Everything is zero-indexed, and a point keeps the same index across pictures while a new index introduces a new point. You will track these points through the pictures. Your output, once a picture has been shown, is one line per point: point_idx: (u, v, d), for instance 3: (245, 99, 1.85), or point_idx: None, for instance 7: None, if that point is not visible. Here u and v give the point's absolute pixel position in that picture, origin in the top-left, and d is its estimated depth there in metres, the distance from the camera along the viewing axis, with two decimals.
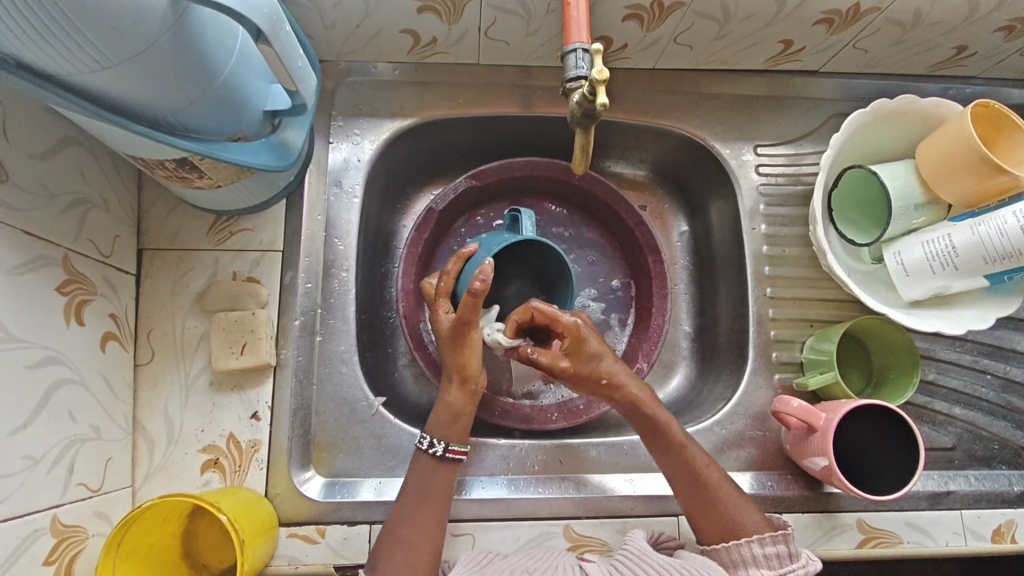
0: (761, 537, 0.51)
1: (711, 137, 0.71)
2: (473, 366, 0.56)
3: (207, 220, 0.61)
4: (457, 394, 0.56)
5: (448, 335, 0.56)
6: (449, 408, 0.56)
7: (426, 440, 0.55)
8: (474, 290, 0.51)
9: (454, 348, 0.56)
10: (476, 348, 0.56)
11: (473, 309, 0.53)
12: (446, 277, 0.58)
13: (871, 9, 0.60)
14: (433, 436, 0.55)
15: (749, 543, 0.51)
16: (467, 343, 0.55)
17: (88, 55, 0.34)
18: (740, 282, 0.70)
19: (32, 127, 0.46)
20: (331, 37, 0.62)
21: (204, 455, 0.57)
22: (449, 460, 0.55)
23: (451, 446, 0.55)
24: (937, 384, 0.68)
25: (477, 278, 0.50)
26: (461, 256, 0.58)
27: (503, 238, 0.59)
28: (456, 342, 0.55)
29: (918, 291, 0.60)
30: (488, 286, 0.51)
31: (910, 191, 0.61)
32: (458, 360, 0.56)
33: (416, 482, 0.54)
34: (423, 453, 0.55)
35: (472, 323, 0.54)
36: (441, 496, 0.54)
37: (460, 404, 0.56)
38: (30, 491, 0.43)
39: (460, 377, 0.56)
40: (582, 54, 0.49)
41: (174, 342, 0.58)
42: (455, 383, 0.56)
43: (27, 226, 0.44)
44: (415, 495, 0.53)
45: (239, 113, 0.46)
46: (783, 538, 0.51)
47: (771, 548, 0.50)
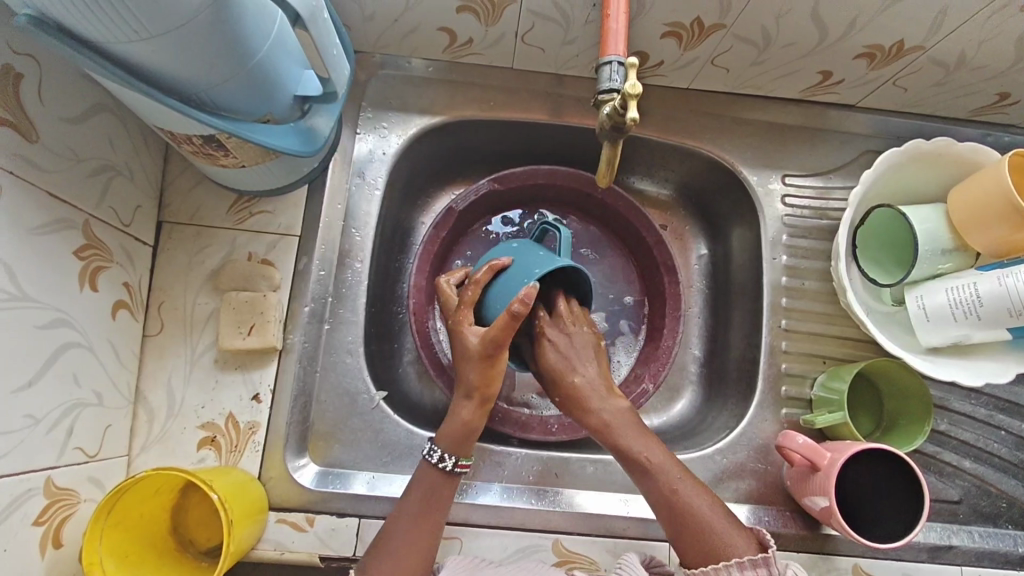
0: (739, 562, 0.47)
1: (739, 162, 0.71)
2: (495, 384, 0.53)
3: (228, 199, 0.61)
4: (474, 411, 0.54)
5: (476, 353, 0.52)
6: (464, 425, 0.54)
7: (435, 454, 0.53)
8: (512, 312, 0.48)
9: (478, 366, 0.52)
10: (501, 365, 0.53)
11: (512, 331, 0.50)
12: (474, 287, 0.55)
13: (913, 48, 0.59)
14: (443, 451, 0.53)
15: (728, 569, 0.47)
16: (495, 362, 0.52)
17: (127, 26, 0.35)
18: (756, 311, 0.69)
19: (66, 90, 0.46)
20: (369, 29, 0.62)
21: (202, 431, 0.57)
22: (455, 475, 0.54)
23: (460, 462, 0.54)
24: (948, 436, 0.66)
25: (520, 301, 0.48)
26: (492, 269, 0.55)
27: (538, 254, 0.56)
28: (483, 359, 0.52)
29: (938, 338, 0.59)
30: (528, 309, 0.48)
31: (939, 236, 0.60)
32: (482, 379, 0.53)
33: (418, 488, 0.53)
34: (429, 465, 0.53)
35: (505, 344, 0.51)
36: (441, 504, 0.53)
37: (476, 422, 0.54)
38: (28, 450, 0.43)
39: (480, 395, 0.54)
40: (618, 67, 0.48)
41: (183, 316, 0.59)
42: (473, 401, 0.54)
43: (53, 188, 0.45)
44: (415, 499, 0.53)
45: (271, 98, 0.47)
46: (764, 563, 0.47)
47: (750, 573, 0.47)
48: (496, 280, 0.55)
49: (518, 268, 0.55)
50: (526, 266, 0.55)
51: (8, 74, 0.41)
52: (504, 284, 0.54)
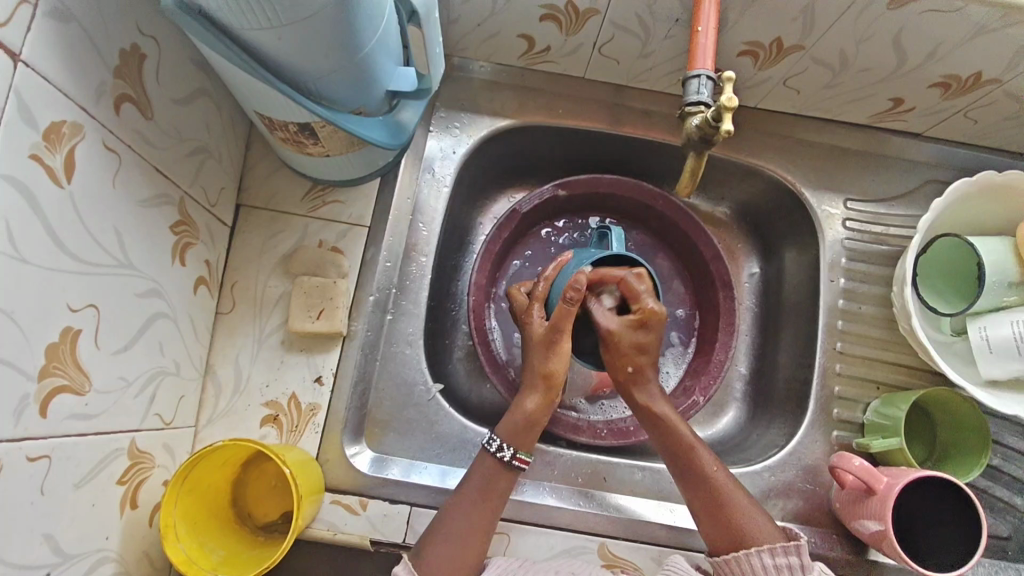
0: (771, 548, 0.50)
1: (801, 183, 0.71)
2: (559, 376, 0.57)
3: (304, 187, 0.63)
4: (536, 402, 0.57)
5: (540, 341, 0.57)
6: (526, 416, 0.56)
7: (495, 443, 0.55)
8: (567, 297, 0.54)
9: (545, 355, 0.57)
10: (565, 357, 0.57)
11: (569, 317, 0.55)
12: (542, 282, 0.60)
13: (991, 81, 0.60)
14: (501, 440, 0.55)
15: (759, 553, 0.51)
16: (558, 352, 0.56)
17: (264, 15, 0.36)
18: (809, 332, 0.69)
19: (178, 72, 0.48)
20: (451, 32, 0.64)
21: (266, 409, 0.59)
22: (512, 467, 0.55)
23: (518, 455, 0.55)
24: (1000, 471, 0.66)
25: (572, 287, 0.54)
26: (558, 264, 0.60)
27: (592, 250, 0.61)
28: (548, 347, 0.56)
29: (999, 370, 0.59)
30: (581, 295, 0.54)
31: (1006, 268, 0.60)
32: (546, 366, 0.57)
33: (475, 479, 0.54)
34: (488, 454, 0.55)
35: (566, 330, 0.56)
36: (498, 496, 0.54)
37: (536, 416, 0.56)
38: (119, 412, 0.45)
39: (545, 385, 0.57)
40: (706, 80, 0.49)
41: (254, 296, 0.61)
42: (538, 391, 0.57)
43: (159, 163, 0.47)
44: (471, 490, 0.54)
45: (367, 90, 0.48)
46: (795, 549, 0.50)
47: (781, 559, 0.50)
48: (561, 275, 0.60)
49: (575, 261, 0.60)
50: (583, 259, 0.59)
51: (135, 52, 0.43)
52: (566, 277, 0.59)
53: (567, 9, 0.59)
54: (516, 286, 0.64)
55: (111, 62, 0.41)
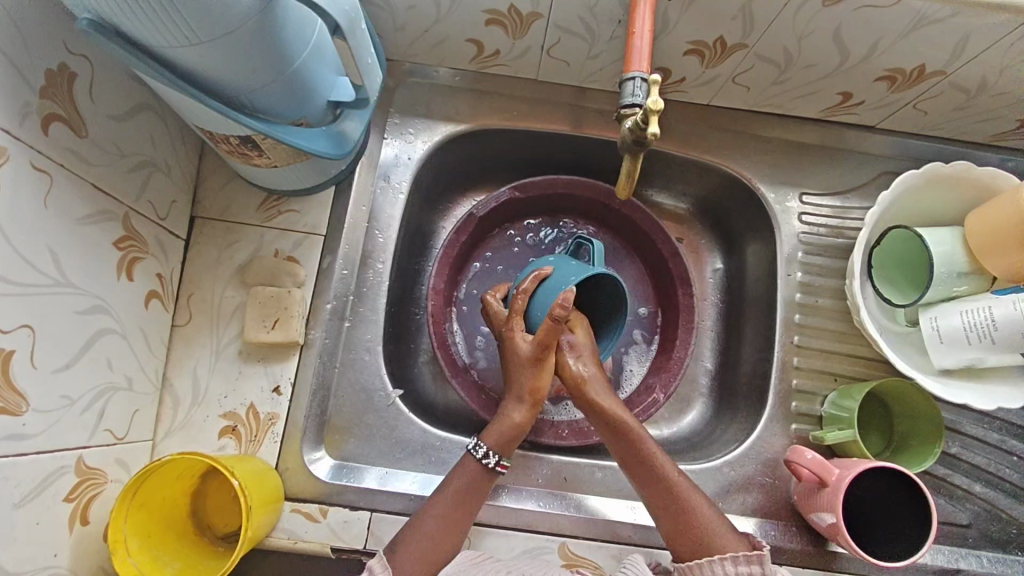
0: (732, 556, 0.51)
1: (757, 178, 0.71)
2: (545, 388, 0.57)
3: (258, 197, 0.64)
4: (525, 414, 0.57)
5: (525, 358, 0.56)
6: (514, 427, 0.56)
7: (480, 449, 0.55)
8: (554, 315, 0.52)
9: (531, 370, 0.56)
10: (551, 370, 0.57)
11: (555, 334, 0.54)
12: (521, 296, 0.58)
13: (935, 73, 0.60)
14: (487, 447, 0.55)
15: (720, 561, 0.51)
16: (545, 367, 0.56)
17: (180, 32, 0.37)
18: (768, 326, 0.70)
19: (115, 89, 0.49)
20: (400, 38, 0.64)
21: (223, 420, 0.59)
22: (493, 473, 0.55)
23: (501, 461, 0.55)
24: (959, 459, 0.66)
25: (560, 304, 0.51)
26: (537, 278, 0.57)
27: (574, 265, 0.58)
28: (535, 363, 0.56)
29: (951, 360, 0.59)
30: (567, 311, 0.51)
31: (955, 259, 0.60)
32: (534, 382, 0.56)
33: (458, 482, 0.54)
34: (472, 458, 0.55)
35: (552, 346, 0.54)
36: (477, 500, 0.54)
37: (523, 425, 0.56)
38: (62, 429, 0.45)
39: (531, 398, 0.57)
40: (641, 82, 0.49)
41: (211, 308, 0.61)
42: (525, 404, 0.57)
43: (97, 180, 0.47)
44: (453, 493, 0.54)
45: (305, 101, 0.49)
46: (757, 560, 0.50)
47: (743, 567, 0.50)
48: (541, 289, 0.57)
49: (557, 277, 0.57)
50: (564, 277, 0.57)
51: (64, 72, 0.43)
52: (548, 293, 0.57)
53: (510, 14, 0.59)
54: (488, 293, 0.63)
55: (37, 82, 0.41)
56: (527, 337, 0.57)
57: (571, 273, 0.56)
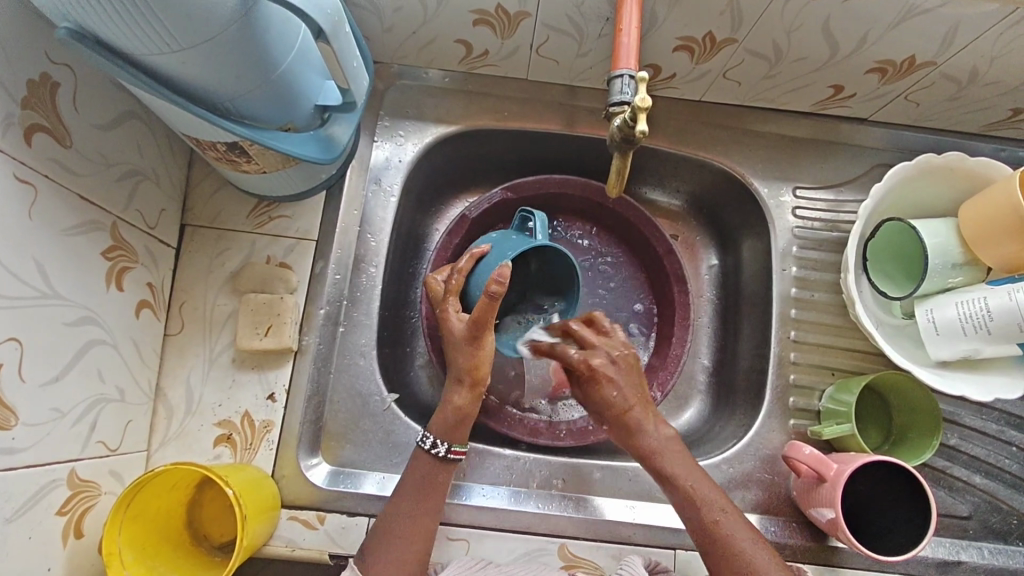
0: None
1: (750, 173, 0.71)
2: (484, 369, 0.55)
3: (249, 204, 0.63)
4: (465, 396, 0.55)
5: (461, 338, 0.54)
6: (455, 410, 0.55)
7: (427, 440, 0.55)
8: (490, 292, 0.50)
9: (468, 350, 0.54)
10: (488, 349, 0.55)
11: (490, 312, 0.52)
12: (457, 275, 0.58)
13: (925, 64, 0.60)
14: (435, 436, 0.55)
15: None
16: (482, 345, 0.54)
17: (160, 38, 0.36)
18: (765, 322, 0.69)
19: (100, 99, 0.48)
20: (387, 41, 0.64)
21: (218, 429, 0.58)
22: (449, 461, 0.55)
23: (453, 448, 0.55)
24: (958, 450, 0.66)
25: (495, 280, 0.50)
26: (475, 256, 0.59)
27: (512, 240, 0.60)
28: (471, 343, 0.54)
29: (947, 352, 0.59)
30: (504, 289, 0.50)
31: (949, 249, 0.60)
32: (471, 362, 0.55)
33: (412, 480, 0.54)
34: (423, 452, 0.55)
35: (488, 325, 0.53)
36: (438, 494, 0.54)
37: (468, 408, 0.56)
38: (53, 442, 0.45)
39: (470, 380, 0.55)
40: (629, 80, 0.49)
41: (203, 316, 0.60)
42: (465, 386, 0.55)
43: (83, 190, 0.47)
44: (411, 491, 0.54)
45: (291, 106, 0.48)
46: None
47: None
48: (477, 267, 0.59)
49: (496, 254, 0.59)
50: (501, 253, 0.59)
51: (46, 82, 0.43)
52: (484, 272, 0.59)
53: (498, 13, 0.59)
54: (430, 274, 0.60)
55: (18, 93, 0.41)
56: (461, 315, 0.56)
57: (508, 249, 0.59)
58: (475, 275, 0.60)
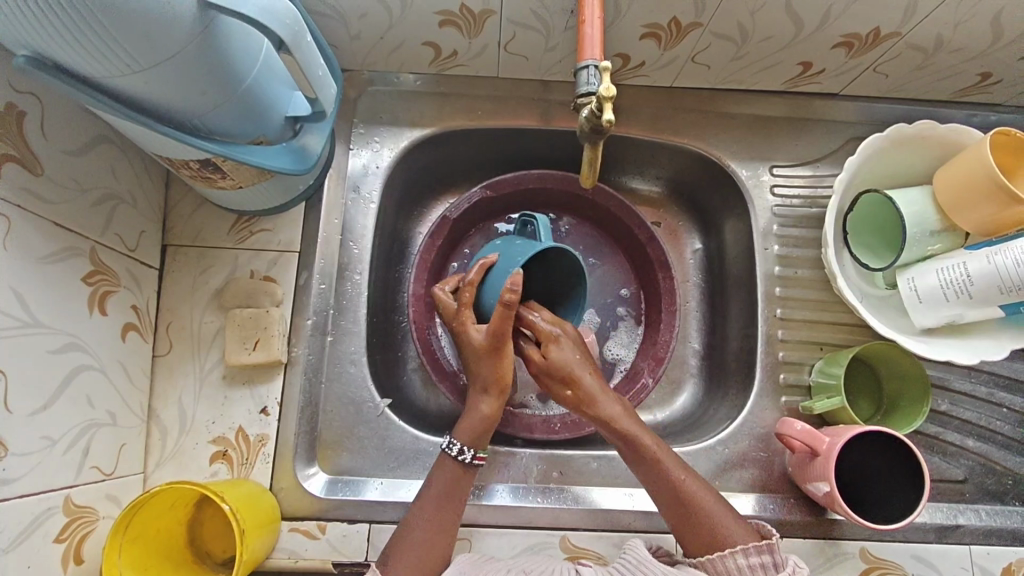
0: (743, 547, 0.49)
1: (726, 155, 0.71)
2: (508, 376, 0.56)
3: (229, 219, 0.63)
4: (492, 405, 0.56)
5: (482, 349, 0.55)
6: (484, 418, 0.56)
7: (455, 447, 0.55)
8: (505, 301, 0.52)
9: (489, 359, 0.55)
10: (511, 356, 0.56)
11: (509, 320, 0.53)
12: (469, 287, 0.58)
13: (890, 34, 0.60)
14: (462, 444, 0.55)
15: (732, 555, 0.50)
16: (503, 354, 0.55)
17: (121, 60, 0.37)
18: (751, 300, 0.70)
19: (70, 125, 0.49)
20: (356, 47, 0.64)
21: (214, 446, 0.59)
22: (473, 466, 0.55)
23: (478, 454, 0.55)
24: (950, 416, 0.66)
25: (510, 289, 0.51)
26: (482, 267, 0.58)
27: (518, 244, 0.59)
28: (493, 354, 0.55)
29: (931, 319, 0.59)
30: (519, 295, 0.52)
31: (926, 217, 0.60)
32: (495, 371, 0.56)
33: (435, 488, 0.54)
34: (449, 458, 0.55)
35: (508, 334, 0.54)
36: (460, 499, 0.54)
37: (494, 415, 0.56)
38: (47, 470, 0.45)
39: (497, 388, 0.56)
40: (594, 70, 0.49)
41: (190, 334, 0.60)
42: (491, 394, 0.56)
43: (58, 217, 0.47)
44: (434, 498, 0.54)
45: (260, 119, 0.48)
46: (767, 547, 0.50)
47: (755, 558, 0.49)
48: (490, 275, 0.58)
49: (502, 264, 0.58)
50: (509, 260, 0.57)
51: (12, 112, 0.43)
52: (497, 277, 0.58)
53: (462, 13, 0.59)
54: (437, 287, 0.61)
55: None
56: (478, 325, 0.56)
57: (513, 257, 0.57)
58: (486, 285, 0.59)
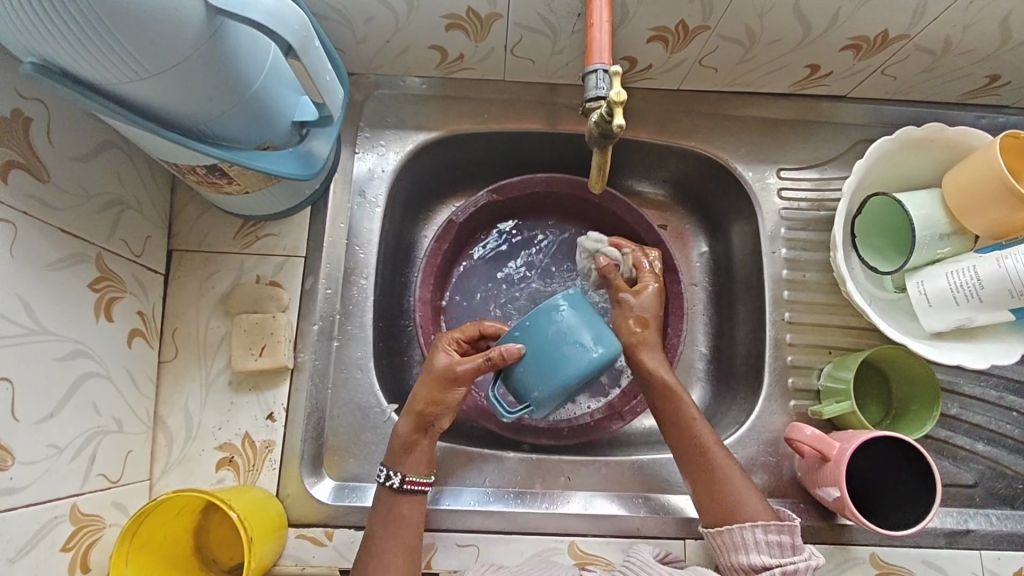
0: (763, 523, 0.51)
1: (733, 158, 0.71)
2: (433, 411, 0.55)
3: (235, 224, 0.63)
4: (408, 426, 0.56)
5: (433, 377, 0.56)
6: (401, 440, 0.56)
7: (383, 473, 0.55)
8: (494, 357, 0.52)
9: (434, 389, 0.55)
10: (449, 406, 0.55)
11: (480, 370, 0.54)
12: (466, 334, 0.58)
13: (899, 37, 0.60)
14: (388, 469, 0.55)
15: (750, 528, 0.51)
16: (449, 395, 0.55)
17: (128, 66, 0.36)
18: (759, 304, 0.69)
19: (76, 131, 0.48)
20: (362, 51, 0.64)
21: (220, 452, 0.58)
22: (407, 491, 0.55)
23: (407, 478, 0.55)
24: (960, 420, 0.66)
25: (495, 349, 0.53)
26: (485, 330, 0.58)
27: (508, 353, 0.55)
28: (440, 386, 0.55)
29: (941, 322, 0.59)
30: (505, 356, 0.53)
31: (935, 220, 0.60)
32: (426, 399, 0.55)
33: (378, 514, 0.54)
34: (381, 485, 0.55)
35: (465, 378, 0.55)
36: (412, 522, 0.54)
37: (411, 437, 0.55)
38: (53, 478, 0.45)
39: (420, 413, 0.55)
40: (604, 75, 0.49)
41: (196, 340, 0.60)
42: (412, 417, 0.56)
43: (64, 223, 0.47)
44: (380, 522, 0.54)
45: (266, 123, 0.48)
46: (789, 527, 0.51)
47: (774, 536, 0.51)
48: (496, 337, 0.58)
49: (535, 320, 0.53)
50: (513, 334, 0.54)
51: (18, 118, 0.43)
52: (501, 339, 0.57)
53: (469, 17, 0.58)
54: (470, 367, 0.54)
55: None
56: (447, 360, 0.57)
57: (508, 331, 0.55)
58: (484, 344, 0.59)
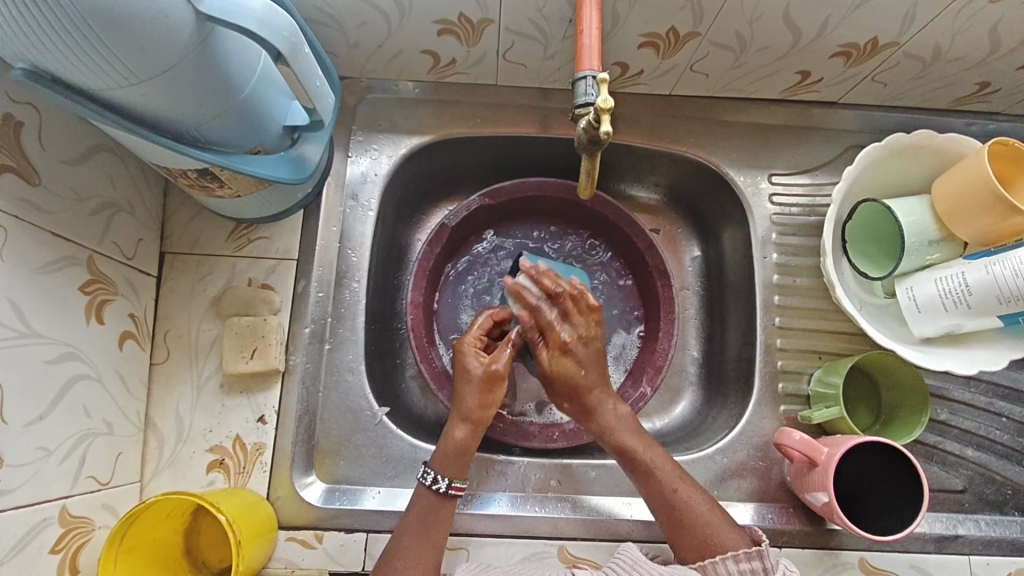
0: (734, 554, 0.50)
1: (724, 163, 0.71)
2: (489, 410, 0.57)
3: (227, 227, 0.63)
4: (467, 432, 0.56)
5: (479, 379, 0.57)
6: (457, 445, 0.56)
7: (429, 476, 0.54)
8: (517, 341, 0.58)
9: (482, 390, 0.57)
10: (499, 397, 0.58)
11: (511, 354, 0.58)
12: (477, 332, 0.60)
13: (888, 44, 0.60)
14: (435, 472, 0.55)
15: (724, 561, 0.50)
16: (495, 391, 0.57)
17: (117, 72, 0.37)
18: (750, 309, 0.70)
19: (68, 134, 0.49)
20: (355, 55, 0.64)
21: (210, 455, 0.58)
22: (450, 496, 0.54)
23: (454, 483, 0.54)
24: (949, 425, 0.66)
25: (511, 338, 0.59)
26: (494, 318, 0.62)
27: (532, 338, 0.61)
28: (487, 385, 0.57)
29: (930, 328, 0.59)
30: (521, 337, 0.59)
31: (925, 226, 0.60)
32: (479, 402, 0.56)
33: (415, 515, 0.54)
34: (425, 488, 0.55)
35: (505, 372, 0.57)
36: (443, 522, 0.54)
37: (469, 442, 0.56)
38: (43, 480, 0.45)
39: (475, 418, 0.56)
40: (592, 80, 0.49)
41: (188, 342, 0.60)
42: (468, 423, 0.56)
43: (56, 227, 0.47)
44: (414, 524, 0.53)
45: (257, 128, 0.48)
46: (758, 554, 0.49)
47: (746, 564, 0.49)
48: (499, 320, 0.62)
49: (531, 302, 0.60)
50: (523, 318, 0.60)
51: (9, 122, 0.43)
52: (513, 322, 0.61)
53: (461, 22, 0.59)
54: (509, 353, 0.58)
55: None
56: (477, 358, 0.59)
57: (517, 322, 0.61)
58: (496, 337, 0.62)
